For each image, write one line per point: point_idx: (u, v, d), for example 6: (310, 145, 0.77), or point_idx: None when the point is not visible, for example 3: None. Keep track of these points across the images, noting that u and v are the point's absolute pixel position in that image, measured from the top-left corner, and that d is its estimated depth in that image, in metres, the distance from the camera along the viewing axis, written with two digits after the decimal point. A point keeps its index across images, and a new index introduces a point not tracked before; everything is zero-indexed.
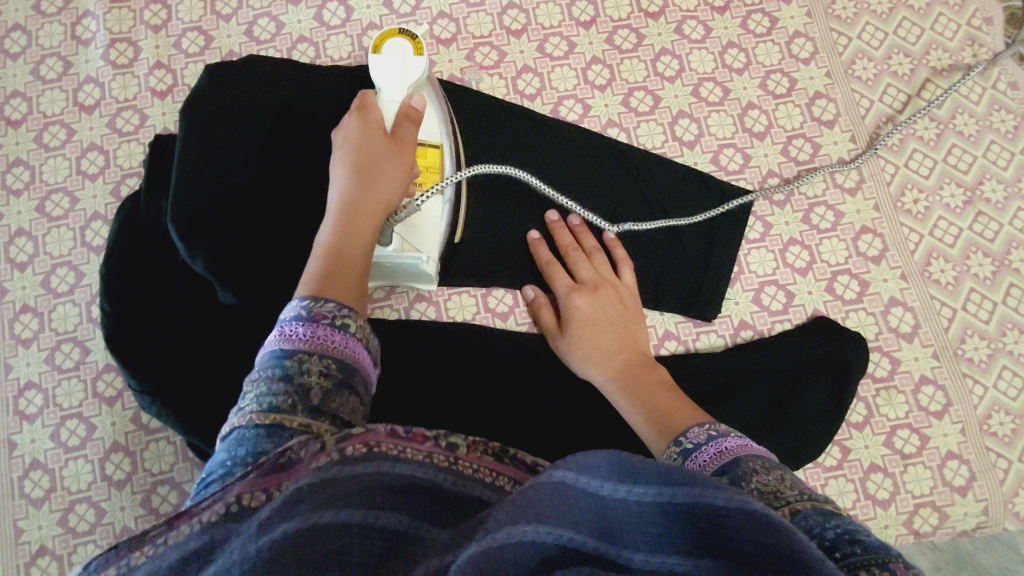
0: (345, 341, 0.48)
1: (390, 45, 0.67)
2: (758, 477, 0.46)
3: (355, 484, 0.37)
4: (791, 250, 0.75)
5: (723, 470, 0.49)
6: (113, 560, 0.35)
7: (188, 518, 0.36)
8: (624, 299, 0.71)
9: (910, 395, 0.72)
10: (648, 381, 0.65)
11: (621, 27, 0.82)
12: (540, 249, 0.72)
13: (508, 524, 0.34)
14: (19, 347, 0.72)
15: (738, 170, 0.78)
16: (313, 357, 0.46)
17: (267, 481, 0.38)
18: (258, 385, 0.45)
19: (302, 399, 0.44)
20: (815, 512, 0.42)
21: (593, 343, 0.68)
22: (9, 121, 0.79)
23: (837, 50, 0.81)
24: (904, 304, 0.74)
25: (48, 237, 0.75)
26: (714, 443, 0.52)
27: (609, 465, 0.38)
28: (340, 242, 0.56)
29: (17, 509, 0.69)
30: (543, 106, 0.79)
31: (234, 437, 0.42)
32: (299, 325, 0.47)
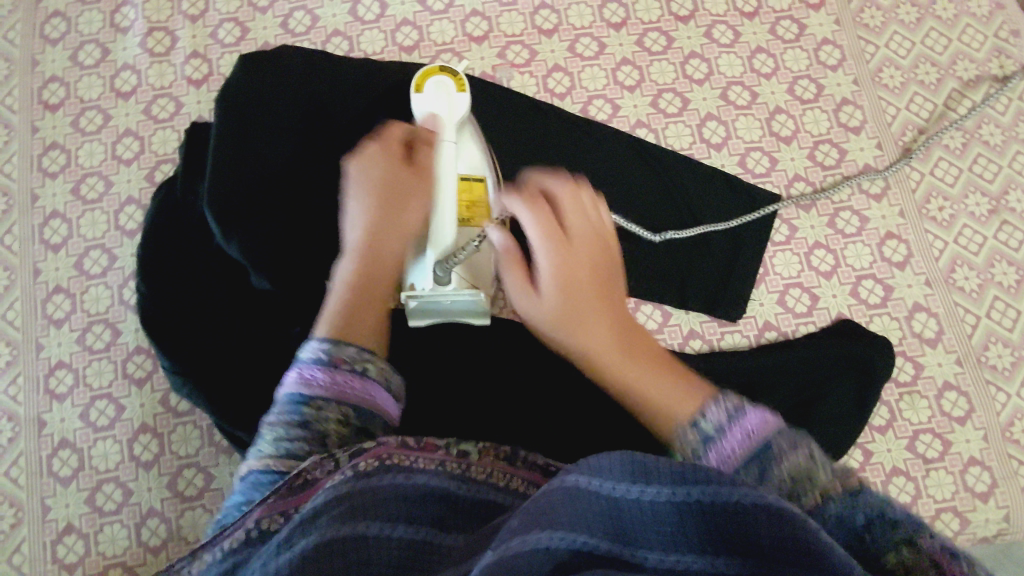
0: (361, 388, 0.48)
1: (433, 82, 0.69)
2: (789, 458, 0.41)
3: (369, 496, 0.39)
4: (816, 254, 0.76)
5: (751, 456, 0.42)
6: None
7: (212, 545, 0.42)
8: (597, 266, 0.60)
9: (933, 400, 0.72)
10: (642, 354, 0.56)
11: (651, 30, 0.83)
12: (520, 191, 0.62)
13: (523, 532, 0.35)
14: (51, 327, 0.73)
15: (765, 173, 0.78)
16: (330, 404, 0.46)
17: (286, 501, 0.42)
18: (273, 429, 0.46)
19: (319, 448, 0.45)
20: (844, 494, 0.39)
21: (567, 310, 0.58)
22: (46, 105, 0.80)
23: (865, 58, 0.82)
24: (928, 309, 0.74)
25: (82, 220, 0.76)
26: (738, 425, 0.44)
27: (622, 466, 0.38)
28: (363, 281, 0.59)
29: (44, 486, 0.69)
30: (573, 105, 0.80)
31: (249, 475, 0.45)
32: (318, 370, 0.48)
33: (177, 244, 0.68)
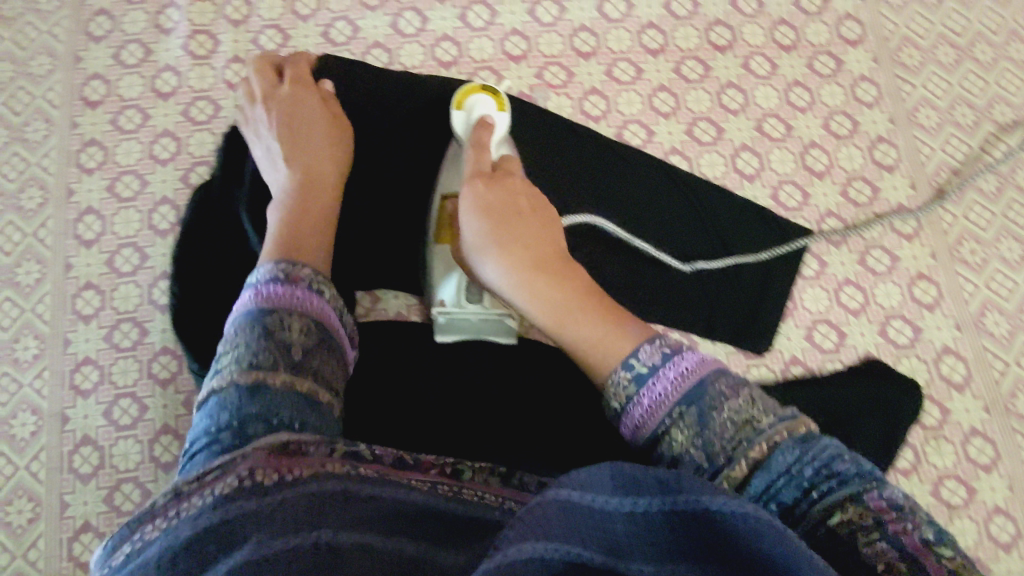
0: (315, 301, 0.54)
1: (474, 99, 0.68)
2: (730, 405, 0.48)
3: (372, 503, 0.42)
4: (845, 290, 0.76)
5: (689, 400, 0.49)
6: (131, 534, 0.40)
7: (200, 491, 0.41)
8: (519, 198, 0.61)
9: (958, 445, 0.72)
10: (579, 290, 0.59)
11: (689, 58, 0.82)
12: (484, 135, 0.65)
13: (519, 541, 0.37)
14: (79, 323, 0.74)
15: (797, 207, 0.78)
16: (289, 320, 0.52)
17: (277, 465, 0.42)
18: (234, 352, 0.50)
19: (283, 358, 0.50)
20: (793, 443, 0.45)
21: (484, 234, 0.59)
22: (87, 101, 0.80)
23: (901, 97, 0.82)
24: (956, 353, 0.74)
25: (116, 218, 0.77)
26: (672, 365, 0.51)
27: (613, 480, 0.42)
28: (300, 210, 0.62)
29: (64, 482, 0.69)
30: (608, 128, 0.80)
31: (215, 401, 0.48)
32: (271, 290, 0.53)
33: (211, 247, 0.69)
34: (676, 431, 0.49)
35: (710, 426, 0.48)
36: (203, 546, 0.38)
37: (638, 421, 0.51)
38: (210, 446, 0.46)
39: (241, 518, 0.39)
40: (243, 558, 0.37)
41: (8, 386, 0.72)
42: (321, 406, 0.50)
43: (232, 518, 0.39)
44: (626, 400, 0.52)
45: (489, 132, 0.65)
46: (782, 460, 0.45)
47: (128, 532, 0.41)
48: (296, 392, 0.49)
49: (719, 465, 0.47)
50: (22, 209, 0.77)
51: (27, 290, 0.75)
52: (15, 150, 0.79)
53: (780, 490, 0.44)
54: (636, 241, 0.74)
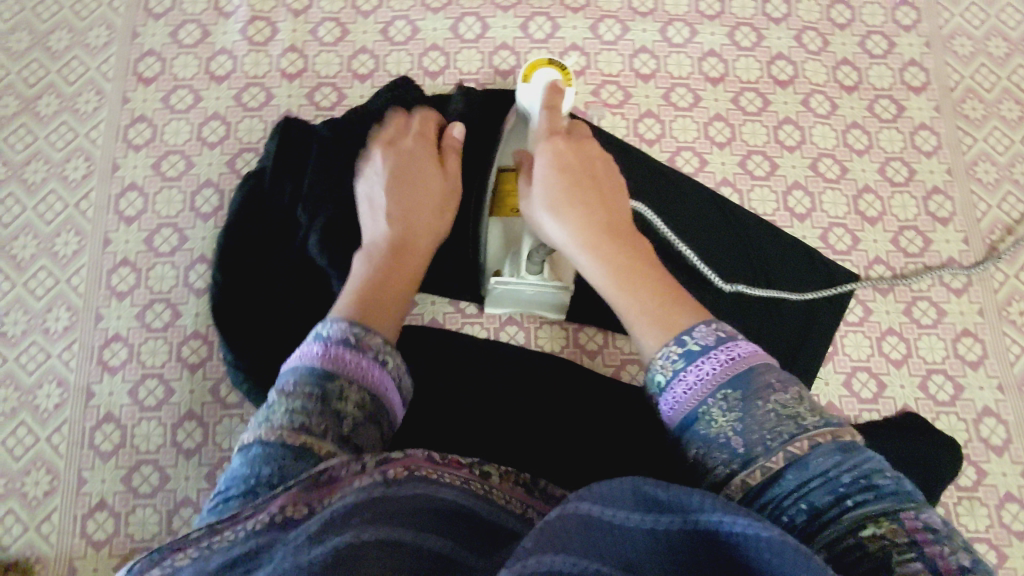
0: (374, 370, 0.50)
1: (541, 71, 0.68)
2: (776, 396, 0.46)
3: (394, 504, 0.40)
4: (888, 340, 0.74)
5: (734, 386, 0.47)
6: (160, 562, 0.38)
7: (233, 525, 0.39)
8: (595, 162, 0.62)
9: (992, 510, 0.70)
10: (644, 259, 0.58)
11: (748, 89, 0.81)
12: (557, 98, 0.65)
13: (538, 552, 0.36)
14: (113, 299, 0.73)
15: (845, 251, 0.77)
16: (352, 388, 0.48)
17: (311, 496, 0.40)
18: (290, 402, 0.46)
19: (334, 429, 0.46)
20: (834, 446, 0.42)
21: (555, 193, 0.59)
22: (140, 77, 0.80)
23: (961, 149, 0.80)
24: (997, 415, 0.73)
25: (159, 196, 0.76)
26: (725, 349, 0.48)
27: (634, 496, 0.40)
28: (387, 260, 0.61)
29: (83, 458, 0.69)
30: (660, 153, 0.79)
31: (256, 452, 0.44)
32: (335, 350, 0.50)
33: (259, 240, 0.69)
34: (715, 410, 0.47)
35: (753, 413, 0.45)
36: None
37: (678, 397, 0.49)
38: (244, 497, 0.42)
39: (275, 548, 0.38)
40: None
41: (36, 355, 0.71)
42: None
43: (263, 548, 0.38)
44: (671, 375, 0.50)
45: (561, 97, 0.66)
46: (820, 461, 0.42)
47: (156, 561, 0.38)
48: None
49: (754, 454, 0.44)
50: (66, 179, 0.76)
51: (64, 261, 0.74)
52: (65, 119, 0.78)
53: (812, 493, 0.41)
54: (680, 244, 0.73)
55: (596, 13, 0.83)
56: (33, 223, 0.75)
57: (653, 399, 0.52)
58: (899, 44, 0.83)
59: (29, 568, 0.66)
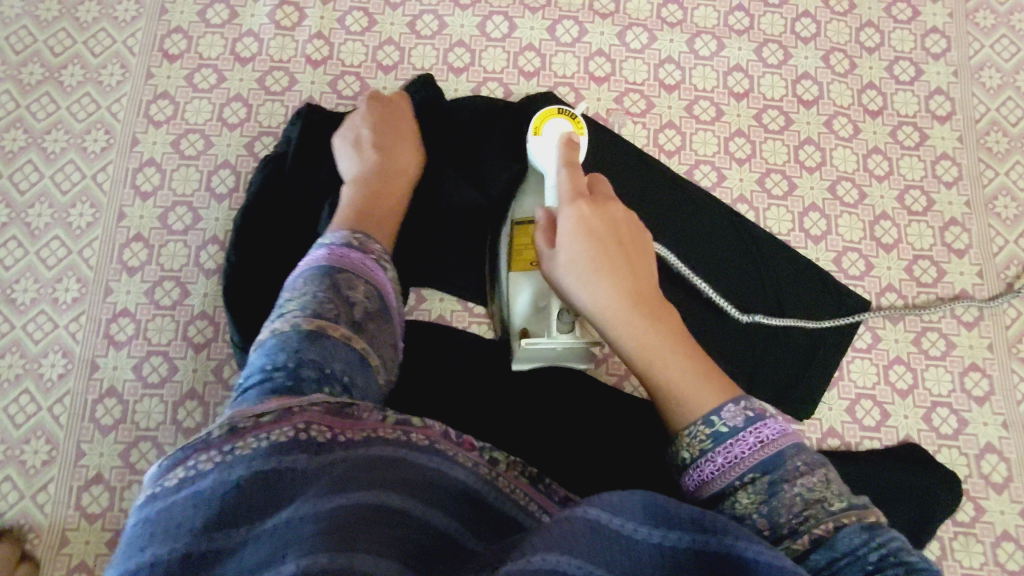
0: (379, 281, 0.56)
1: (552, 124, 0.68)
2: (803, 480, 0.47)
3: (413, 470, 0.42)
4: (895, 369, 0.74)
5: (764, 468, 0.48)
6: (181, 462, 0.40)
7: (256, 432, 0.41)
8: (620, 224, 0.61)
9: (988, 547, 0.70)
10: (674, 333, 0.57)
11: (771, 107, 0.81)
12: (570, 155, 0.64)
13: (543, 550, 0.36)
14: (123, 273, 0.73)
15: (858, 276, 0.77)
16: (360, 286, 0.54)
17: (333, 423, 0.43)
18: (304, 301, 0.50)
19: (344, 319, 0.51)
20: (859, 526, 0.44)
21: (582, 262, 0.58)
22: (165, 54, 0.79)
23: (981, 182, 0.80)
24: (999, 453, 0.72)
25: (176, 174, 0.76)
26: (755, 430, 0.49)
27: (643, 510, 0.41)
28: (376, 193, 0.67)
29: (83, 430, 0.69)
30: (679, 165, 0.79)
31: (272, 343, 0.48)
32: (346, 254, 0.55)
33: (270, 225, 0.69)
34: (743, 494, 0.48)
35: (780, 497, 0.47)
36: (250, 491, 0.38)
37: (706, 477, 0.50)
38: (262, 383, 0.46)
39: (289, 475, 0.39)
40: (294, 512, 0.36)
41: (43, 324, 0.72)
42: (370, 370, 0.51)
43: (284, 467, 0.39)
44: (699, 454, 0.50)
45: (576, 154, 0.65)
46: (848, 541, 0.43)
47: (179, 460, 0.40)
48: (352, 353, 0.50)
49: (781, 536, 0.45)
50: (85, 150, 0.76)
51: (77, 232, 0.74)
52: (88, 91, 0.78)
53: (840, 568, 0.42)
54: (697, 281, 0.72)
55: (625, 20, 0.83)
56: (50, 192, 0.75)
57: (678, 472, 0.53)
58: (926, 71, 0.83)
59: (21, 536, 0.66)
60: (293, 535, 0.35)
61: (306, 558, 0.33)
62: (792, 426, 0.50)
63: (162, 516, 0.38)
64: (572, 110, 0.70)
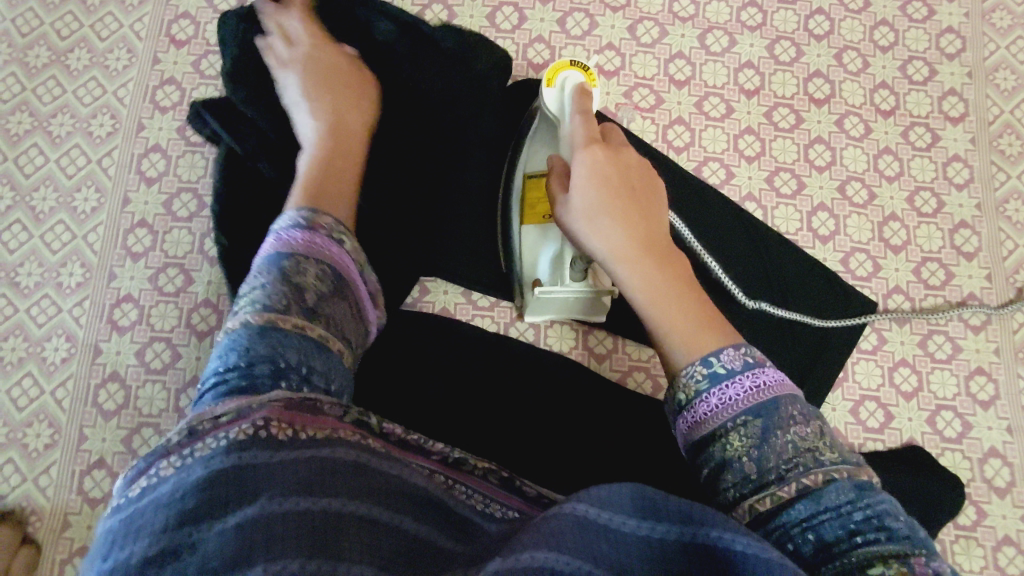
0: (336, 256, 0.54)
1: (565, 77, 0.63)
2: (796, 430, 0.47)
3: (378, 478, 0.41)
4: (900, 371, 0.74)
5: (756, 414, 0.47)
6: (145, 470, 0.39)
7: (215, 432, 0.40)
8: (635, 175, 0.59)
9: (989, 551, 0.69)
10: (684, 285, 0.57)
11: (782, 105, 0.80)
12: (586, 102, 0.62)
13: (532, 548, 0.36)
14: (128, 259, 0.73)
15: (865, 277, 0.76)
16: (310, 262, 0.52)
17: (295, 419, 0.41)
18: (257, 290, 0.49)
19: (297, 300, 0.49)
20: (849, 483, 0.44)
21: (598, 205, 0.56)
22: (172, 39, 0.79)
23: (992, 185, 0.79)
24: (1003, 457, 0.72)
25: (181, 160, 0.76)
26: (751, 375, 0.49)
27: (632, 503, 0.41)
28: (335, 164, 0.65)
29: (86, 415, 0.69)
30: (687, 161, 0.78)
31: (228, 341, 0.47)
32: (298, 234, 0.53)
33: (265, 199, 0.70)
34: (733, 437, 0.47)
35: (771, 443, 0.46)
36: (214, 488, 0.36)
37: (698, 419, 0.50)
38: (217, 386, 0.45)
39: (251, 471, 0.38)
40: (255, 512, 0.35)
41: (47, 308, 0.72)
42: (331, 351, 0.50)
43: (247, 465, 0.38)
44: (694, 395, 0.50)
45: (592, 104, 0.62)
46: (834, 496, 0.43)
47: (141, 469, 0.39)
48: (307, 335, 0.48)
49: (767, 479, 0.45)
50: (90, 135, 0.76)
51: (82, 217, 0.74)
52: (94, 75, 0.78)
53: (823, 523, 0.43)
54: (708, 259, 0.71)
55: (636, 14, 0.82)
56: (55, 176, 0.75)
57: (671, 414, 0.53)
58: (940, 71, 0.82)
59: (23, 519, 0.66)
60: (260, 536, 0.34)
61: (275, 564, 0.33)
62: (788, 378, 0.50)
63: (127, 521, 0.36)
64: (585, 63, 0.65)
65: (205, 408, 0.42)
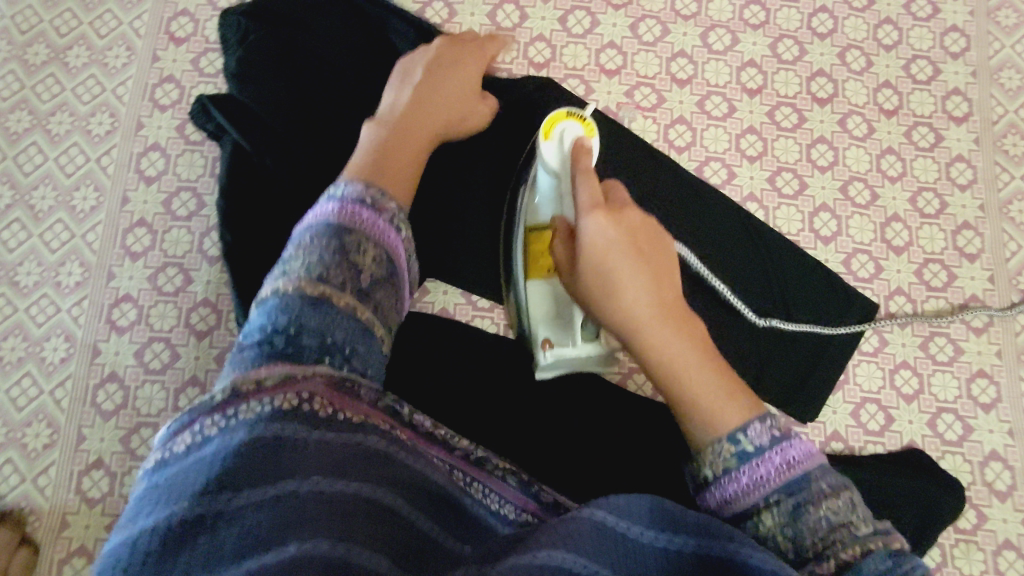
0: (390, 237, 0.53)
1: (562, 130, 0.59)
2: (828, 503, 0.46)
3: (403, 470, 0.42)
4: (901, 373, 0.73)
5: (788, 492, 0.47)
6: (187, 427, 0.40)
7: (258, 395, 0.40)
8: (639, 236, 0.56)
9: (989, 555, 0.69)
10: (695, 347, 0.54)
11: (785, 104, 0.80)
12: (583, 160, 0.58)
13: (551, 547, 0.39)
14: (127, 259, 0.73)
15: (867, 279, 0.76)
16: (370, 243, 0.51)
17: (335, 402, 0.43)
18: (309, 258, 0.48)
19: (353, 282, 0.49)
20: (884, 553, 0.44)
21: (610, 274, 0.55)
22: (171, 37, 0.78)
23: (996, 185, 0.78)
24: (1004, 460, 0.72)
25: (180, 159, 0.75)
26: (781, 452, 0.48)
27: (651, 514, 0.43)
28: (399, 141, 0.63)
29: (85, 415, 0.69)
30: (689, 161, 0.78)
31: (274, 302, 0.47)
32: (359, 211, 0.52)
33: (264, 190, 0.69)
34: (767, 515, 0.48)
35: (806, 522, 0.46)
36: (251, 455, 0.38)
37: (730, 495, 0.49)
38: (260, 345, 0.45)
39: (287, 447, 0.39)
40: (294, 487, 0.37)
41: (45, 307, 0.72)
42: (375, 338, 0.50)
43: (285, 437, 0.39)
44: (722, 472, 0.50)
45: (591, 161, 0.58)
46: (871, 566, 0.43)
47: (184, 425, 0.40)
48: (355, 318, 0.48)
49: (805, 558, 0.46)
50: (89, 133, 0.76)
51: (81, 216, 0.74)
52: (93, 73, 0.77)
53: None
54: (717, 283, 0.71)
55: (638, 12, 0.81)
56: (54, 174, 0.75)
57: (698, 486, 0.52)
58: (944, 71, 0.81)
59: (22, 519, 0.66)
60: (292, 513, 0.36)
61: (308, 543, 0.34)
62: (817, 446, 0.50)
63: (169, 481, 0.38)
64: (583, 113, 0.61)
65: (250, 370, 0.43)
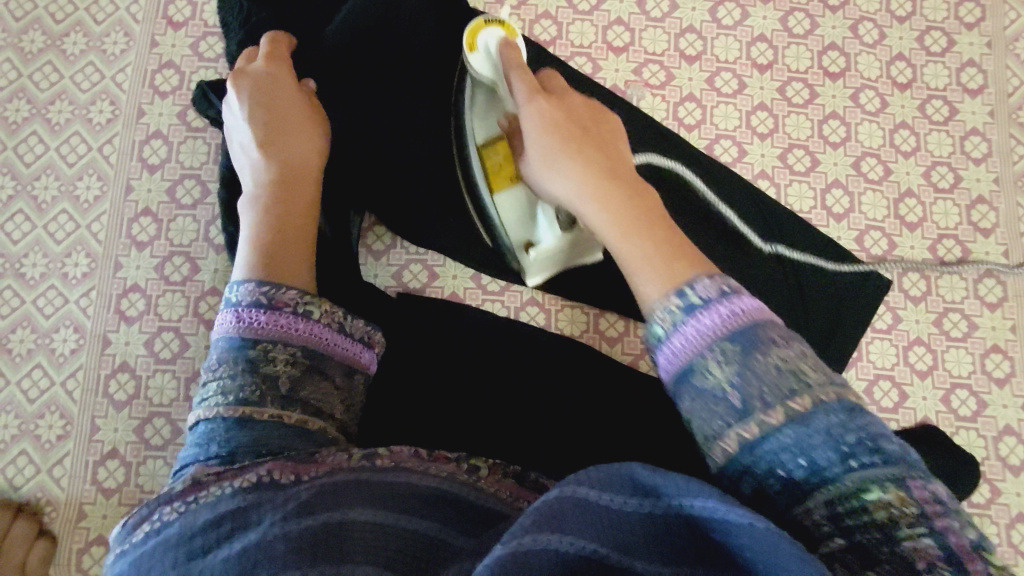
0: (308, 327, 0.52)
1: (485, 35, 0.61)
2: (779, 351, 0.44)
3: (380, 488, 0.42)
4: (915, 350, 0.73)
5: (733, 342, 0.44)
6: (147, 517, 0.41)
7: (218, 482, 0.41)
8: (579, 115, 0.58)
9: (1002, 528, 0.69)
10: (647, 217, 0.54)
11: (796, 80, 0.78)
12: (509, 53, 0.59)
13: (536, 531, 0.36)
14: (133, 248, 0.72)
15: (880, 255, 0.75)
16: (278, 346, 0.50)
17: (297, 466, 0.42)
18: (220, 376, 0.49)
19: (271, 391, 0.48)
20: (840, 405, 0.41)
21: (555, 153, 0.55)
22: (169, 21, 0.77)
23: (1011, 159, 0.77)
24: (1018, 435, 0.71)
25: (182, 146, 0.74)
26: (728, 302, 0.45)
27: (630, 485, 0.40)
28: (283, 218, 0.59)
29: (97, 406, 0.69)
30: (699, 140, 0.77)
31: (205, 429, 0.47)
32: (261, 311, 0.51)
33: None
34: (714, 367, 0.44)
35: (754, 370, 0.43)
36: (221, 525, 0.39)
37: (677, 353, 0.46)
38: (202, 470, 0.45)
39: (255, 507, 0.39)
40: (257, 536, 0.38)
41: (53, 299, 0.71)
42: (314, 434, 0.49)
43: (248, 502, 0.39)
44: (671, 328, 0.46)
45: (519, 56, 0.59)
46: (824, 419, 0.41)
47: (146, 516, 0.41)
48: (287, 423, 0.48)
49: (754, 409, 0.42)
50: (90, 121, 0.75)
51: (85, 206, 0.73)
52: (91, 60, 0.76)
53: (813, 448, 0.40)
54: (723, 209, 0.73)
55: None
56: (55, 164, 0.74)
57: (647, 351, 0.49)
58: (959, 42, 0.79)
59: (39, 509, 0.67)
60: (259, 556, 0.36)
61: None
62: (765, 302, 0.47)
63: (143, 562, 0.39)
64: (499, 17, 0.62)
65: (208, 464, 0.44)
